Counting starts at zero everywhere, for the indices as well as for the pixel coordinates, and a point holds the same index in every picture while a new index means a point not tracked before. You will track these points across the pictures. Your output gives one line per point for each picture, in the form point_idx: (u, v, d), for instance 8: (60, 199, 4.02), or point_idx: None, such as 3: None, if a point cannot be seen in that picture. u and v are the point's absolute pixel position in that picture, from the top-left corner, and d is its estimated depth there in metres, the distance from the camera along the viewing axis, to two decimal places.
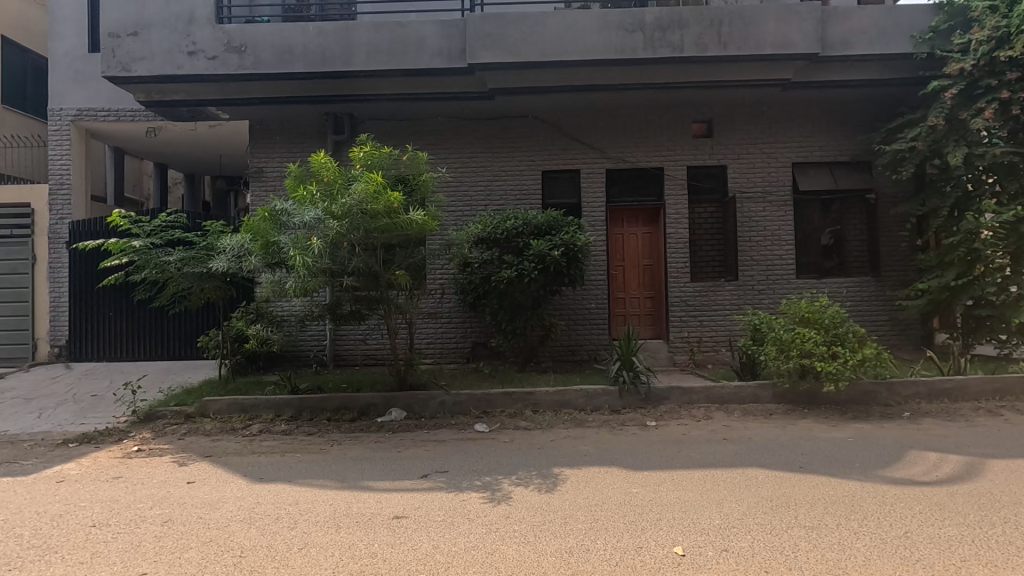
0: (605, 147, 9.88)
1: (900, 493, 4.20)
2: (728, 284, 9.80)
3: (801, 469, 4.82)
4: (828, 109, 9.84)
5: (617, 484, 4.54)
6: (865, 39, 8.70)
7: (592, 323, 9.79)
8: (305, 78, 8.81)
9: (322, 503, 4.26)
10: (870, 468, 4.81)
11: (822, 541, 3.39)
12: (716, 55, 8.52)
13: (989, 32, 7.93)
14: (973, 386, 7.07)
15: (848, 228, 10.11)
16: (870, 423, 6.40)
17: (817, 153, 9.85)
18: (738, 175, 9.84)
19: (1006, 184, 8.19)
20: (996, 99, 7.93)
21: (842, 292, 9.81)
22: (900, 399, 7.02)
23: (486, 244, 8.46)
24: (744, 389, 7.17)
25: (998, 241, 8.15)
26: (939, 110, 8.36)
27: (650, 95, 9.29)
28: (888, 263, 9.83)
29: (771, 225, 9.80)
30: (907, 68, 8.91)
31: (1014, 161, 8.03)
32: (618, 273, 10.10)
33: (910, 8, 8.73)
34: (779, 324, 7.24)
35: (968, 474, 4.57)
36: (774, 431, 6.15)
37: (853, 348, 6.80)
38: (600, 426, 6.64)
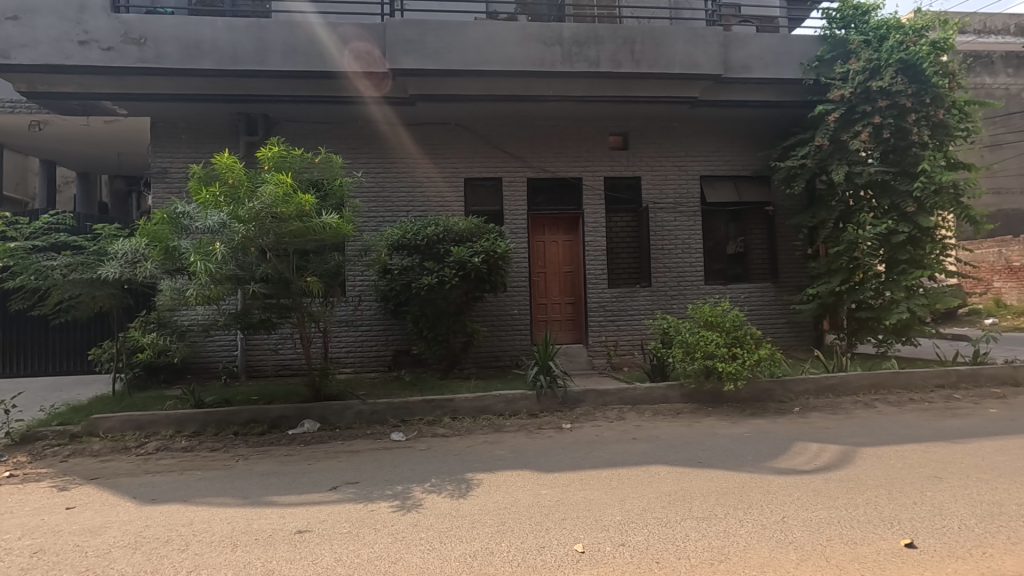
0: (527, 156, 10.08)
1: (783, 482, 4.57)
2: (643, 290, 10.26)
3: (699, 464, 5.12)
4: (733, 127, 10.55)
5: (528, 486, 4.65)
6: (761, 64, 9.47)
7: (514, 329, 9.93)
8: (214, 76, 8.38)
9: (221, 522, 4.04)
10: (760, 460, 5.19)
11: (710, 530, 3.63)
12: (630, 72, 8.95)
13: (864, 64, 8.90)
14: (853, 381, 7.82)
15: (751, 238, 10.88)
16: (766, 418, 6.91)
17: (722, 167, 10.54)
18: (651, 187, 10.34)
19: (880, 200, 9.13)
20: (871, 123, 8.85)
21: (745, 297, 10.54)
22: (792, 395, 7.63)
23: (406, 250, 8.40)
24: (654, 390, 7.55)
25: (875, 251, 9.05)
26: (824, 131, 9.22)
27: (569, 107, 9.59)
28: (785, 270, 10.67)
29: (681, 235, 10.36)
30: (799, 91, 9.76)
31: (886, 179, 8.98)
32: (540, 279, 10.30)
33: (801, 38, 9.57)
34: (685, 328, 7.67)
35: (842, 461, 5.06)
36: (680, 429, 6.50)
37: (751, 349, 7.30)
38: (518, 430, 6.75)
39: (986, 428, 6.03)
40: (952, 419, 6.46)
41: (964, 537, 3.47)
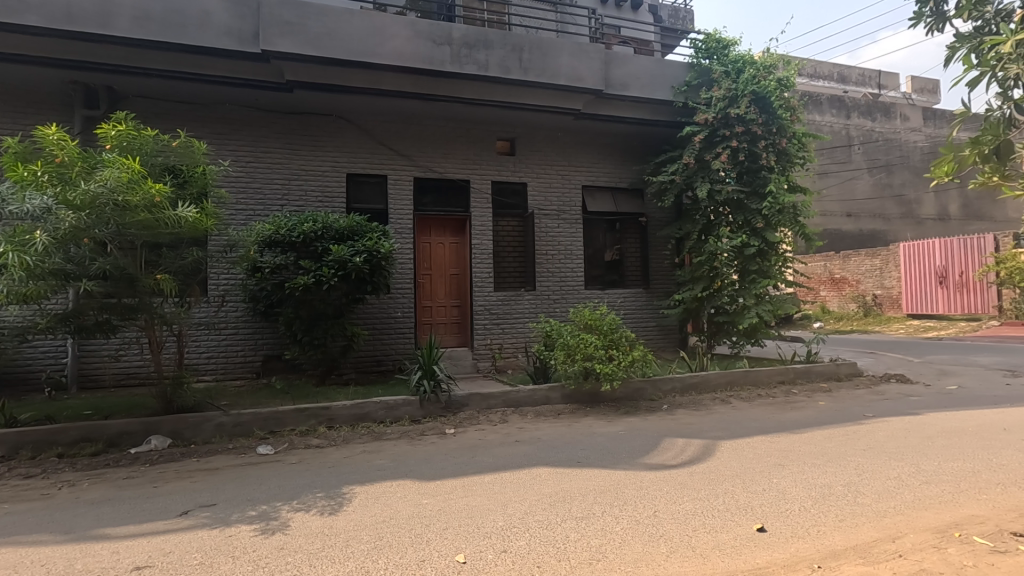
0: (414, 155, 9.82)
1: (654, 477, 4.85)
2: (527, 294, 10.44)
3: (579, 463, 5.28)
4: (613, 140, 11.13)
5: (408, 496, 4.46)
6: (637, 84, 10.17)
7: (397, 332, 9.60)
8: (41, 35, 7.12)
9: (33, 565, 3.37)
10: (634, 457, 5.47)
11: (589, 529, 3.72)
12: (517, 79, 9.13)
13: (724, 92, 9.83)
14: (711, 379, 8.59)
15: (627, 246, 11.53)
16: (638, 416, 7.32)
17: (602, 178, 11.07)
18: (536, 193, 10.58)
19: (735, 216, 10.15)
20: (729, 146, 9.82)
21: (620, 302, 11.17)
22: (661, 394, 8.18)
23: (279, 247, 7.79)
24: (536, 392, 7.72)
25: (731, 262, 10.04)
26: (691, 151, 10.08)
27: (458, 108, 9.48)
28: (655, 277, 11.47)
29: (564, 241, 10.72)
30: (670, 113, 10.57)
31: (741, 198, 10.01)
32: (425, 281, 10.07)
33: (671, 63, 10.39)
34: (567, 330, 7.92)
35: (704, 454, 5.49)
36: (560, 430, 6.67)
37: (626, 351, 7.69)
38: (399, 437, 6.49)
39: (817, 418, 6.90)
40: (790, 412, 7.33)
41: (803, 518, 3.90)
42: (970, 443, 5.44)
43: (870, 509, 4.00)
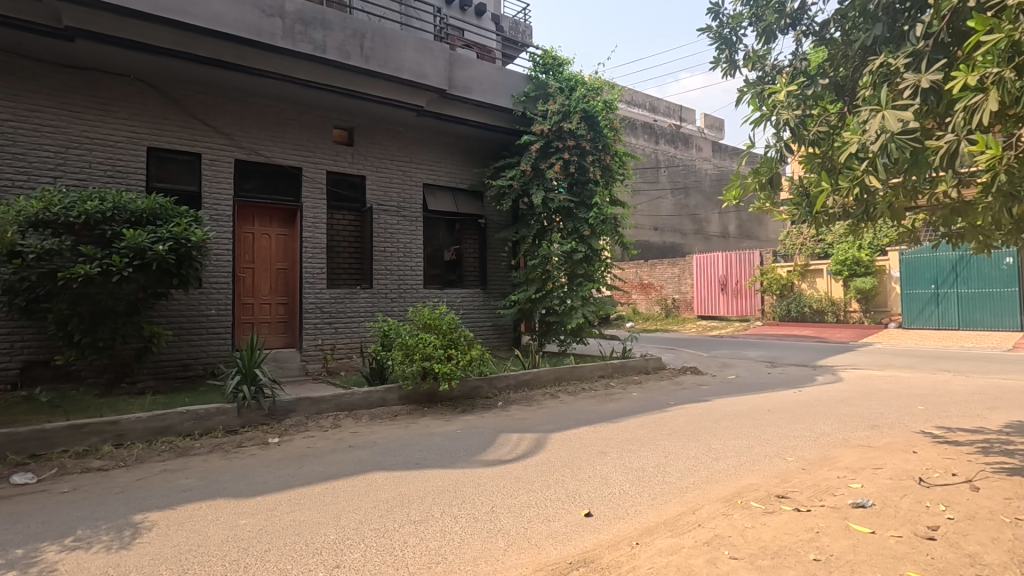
0: (235, 134, 8.77)
1: (491, 472, 4.95)
2: (363, 292, 9.97)
3: (416, 465, 5.17)
4: (455, 141, 11.18)
5: (222, 518, 3.92)
6: (480, 88, 10.38)
7: (210, 332, 8.46)
8: None
9: None
10: (471, 454, 5.53)
11: (427, 532, 3.65)
12: (358, 66, 8.69)
13: (558, 107, 10.47)
14: (543, 375, 9.09)
15: (466, 247, 11.66)
16: (475, 414, 7.43)
17: (444, 178, 11.05)
18: (375, 188, 10.16)
19: (565, 223, 10.90)
20: (562, 157, 10.50)
21: (458, 301, 11.27)
22: (496, 391, 8.42)
23: (49, 229, 6.37)
24: (372, 394, 7.41)
25: (560, 265, 10.76)
26: (528, 159, 10.58)
27: (289, 89, 8.70)
28: (493, 278, 11.79)
29: (403, 238, 10.46)
30: (510, 120, 10.98)
31: (570, 206, 10.76)
32: (246, 275, 9.06)
33: (512, 73, 10.82)
34: (405, 330, 7.73)
35: (536, 448, 5.76)
36: (397, 431, 6.48)
37: (465, 350, 7.72)
38: (211, 451, 5.71)
39: (631, 408, 7.70)
40: (610, 403, 8.08)
41: (622, 499, 4.30)
42: (746, 423, 6.52)
43: (676, 486, 4.56)
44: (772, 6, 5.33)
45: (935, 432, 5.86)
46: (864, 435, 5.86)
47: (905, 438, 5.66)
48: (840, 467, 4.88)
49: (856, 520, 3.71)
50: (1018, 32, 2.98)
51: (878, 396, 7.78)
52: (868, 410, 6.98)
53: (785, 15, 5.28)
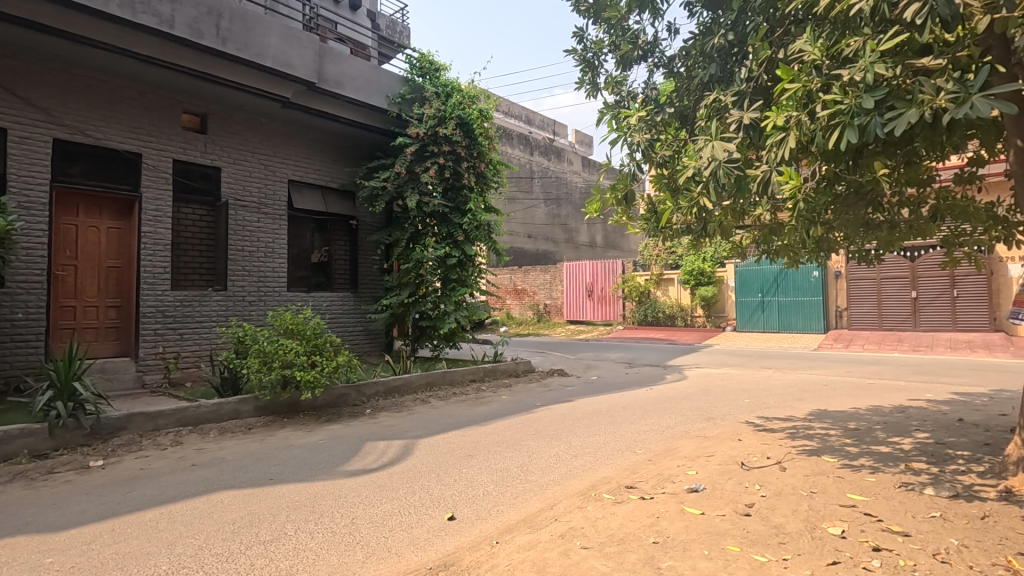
0: (56, 110, 7.57)
1: (354, 483, 4.78)
2: (215, 294, 9.08)
3: (270, 481, 4.82)
4: (325, 137, 10.66)
5: (22, 558, 3.34)
6: (352, 85, 10.02)
7: (16, 340, 7.18)
8: None
9: None
10: (333, 465, 5.28)
11: (278, 552, 3.42)
12: (213, 48, 7.93)
13: (434, 111, 10.44)
14: (413, 381, 8.97)
15: (336, 248, 11.14)
16: (340, 423, 7.11)
17: (312, 175, 10.47)
18: (232, 181, 9.33)
19: (439, 228, 10.88)
20: (437, 162, 10.47)
21: (325, 305, 10.73)
22: (364, 398, 8.15)
23: None
24: (223, 405, 6.80)
25: (434, 270, 10.71)
26: (402, 161, 10.41)
27: (128, 64, 7.70)
28: (363, 281, 11.41)
29: (264, 237, 9.72)
30: (384, 120, 10.73)
31: (445, 211, 10.76)
32: (65, 273, 7.83)
33: (387, 73, 10.60)
34: (263, 336, 7.18)
35: (403, 455, 5.67)
36: (251, 445, 6.00)
37: (330, 356, 7.35)
38: (12, 480, 4.84)
39: (500, 410, 7.89)
40: (480, 406, 8.20)
41: (486, 500, 4.38)
42: (603, 421, 7.01)
43: (537, 484, 4.75)
44: (628, 37, 5.82)
45: (756, 421, 6.75)
46: (701, 427, 6.58)
47: (733, 428, 6.46)
48: (680, 456, 5.43)
49: (690, 503, 4.15)
50: (811, 83, 3.54)
51: (714, 392, 8.78)
52: (706, 404, 7.85)
53: (639, 46, 5.79)
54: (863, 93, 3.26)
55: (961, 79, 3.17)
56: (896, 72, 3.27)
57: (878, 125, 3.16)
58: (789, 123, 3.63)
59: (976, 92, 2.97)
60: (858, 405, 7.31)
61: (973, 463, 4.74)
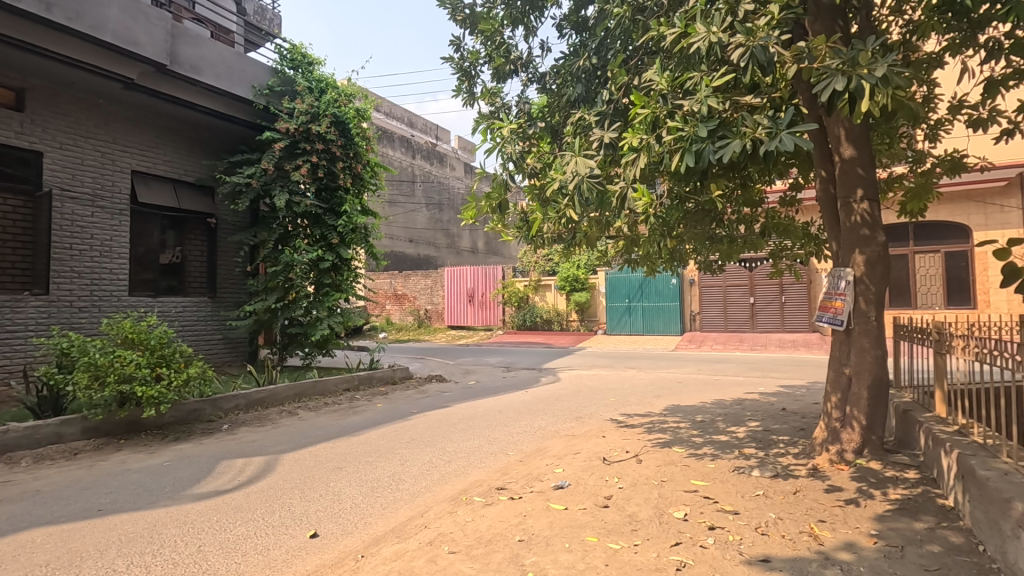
0: None
1: (204, 506, 4.37)
2: (33, 299, 7.82)
3: (100, 512, 4.24)
4: (177, 126, 9.64)
5: None
6: (212, 71, 9.17)
7: None
8: None
9: None
10: (180, 489, 4.79)
11: None
12: (34, 15, 6.82)
13: (306, 107, 9.89)
14: (280, 393, 8.41)
15: (190, 249, 10.12)
16: (191, 441, 6.45)
17: (160, 166, 9.42)
18: (58, 169, 8.10)
19: (312, 230, 10.31)
20: (309, 160, 9.92)
21: (176, 312, 9.70)
22: (221, 413, 7.48)
23: None
24: (39, 429, 5.87)
25: (305, 274, 10.12)
26: (270, 157, 9.75)
27: None
28: (223, 285, 10.49)
29: (100, 234, 8.54)
30: (248, 112, 9.96)
31: (318, 213, 10.23)
32: None
33: (253, 62, 9.86)
34: (95, 347, 6.30)
35: (264, 472, 5.29)
36: (76, 473, 5.23)
37: (179, 368, 6.63)
38: None
39: (374, 419, 7.66)
40: (352, 416, 7.90)
41: (353, 513, 4.24)
42: (478, 425, 7.10)
43: (408, 492, 4.69)
44: (501, 50, 6.00)
45: (619, 418, 7.27)
46: (570, 426, 6.93)
47: (599, 425, 6.89)
48: (549, 456, 5.67)
49: (555, 500, 4.34)
50: (658, 110, 3.92)
51: (584, 393, 9.30)
52: (575, 405, 8.28)
53: (512, 61, 6.00)
54: (699, 123, 3.67)
55: (774, 117, 3.71)
56: (725, 106, 3.74)
57: (711, 151, 3.58)
58: (641, 144, 3.97)
59: (784, 128, 3.48)
60: (704, 400, 8.16)
61: (790, 446, 5.53)
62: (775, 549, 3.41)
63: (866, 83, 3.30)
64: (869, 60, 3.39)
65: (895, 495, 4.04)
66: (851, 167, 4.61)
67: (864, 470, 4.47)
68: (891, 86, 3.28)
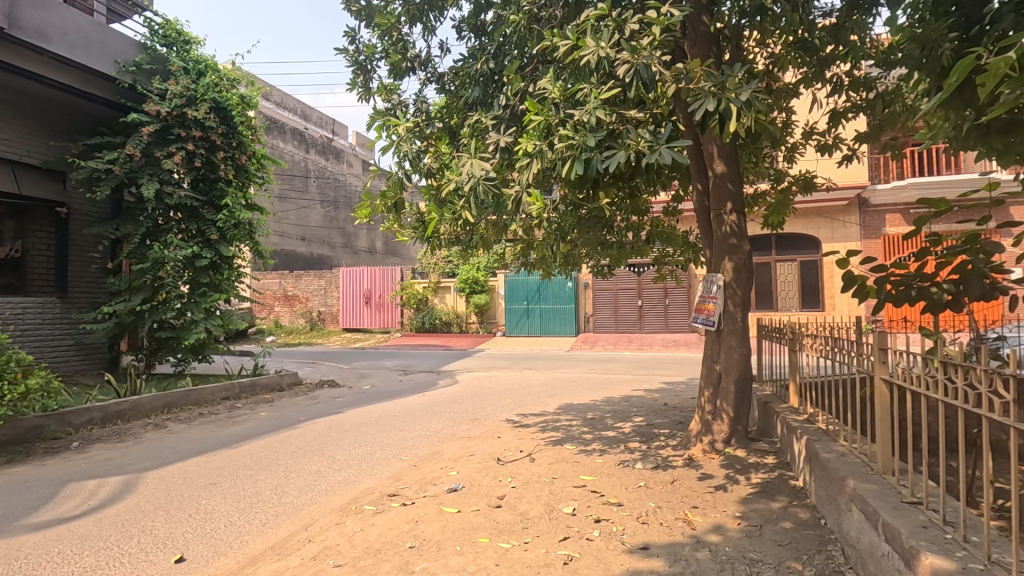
0: None
1: (44, 538, 3.82)
2: None
3: None
4: (18, 99, 8.37)
5: None
6: (65, 40, 8.07)
7: None
8: None
9: None
10: (13, 519, 4.14)
11: None
12: None
13: (181, 89, 9.00)
14: (145, 403, 7.59)
15: (35, 241, 8.86)
16: (29, 463, 5.61)
17: None
18: None
19: (187, 224, 9.39)
20: (184, 147, 9.04)
21: (15, 314, 8.45)
22: (70, 429, 6.59)
23: None
24: None
25: (178, 273, 9.18)
26: (136, 142, 8.76)
27: None
28: (76, 284, 9.29)
29: None
30: (110, 90, 8.86)
31: (194, 205, 9.33)
32: None
33: (116, 34, 8.83)
34: None
35: (121, 493, 4.72)
36: None
37: (16, 380, 5.73)
38: None
39: (256, 429, 7.15)
40: (231, 426, 7.31)
41: (227, 532, 3.92)
42: (371, 431, 6.87)
43: (291, 505, 4.42)
44: (398, 47, 5.86)
45: (514, 418, 7.39)
46: (465, 428, 6.92)
47: (495, 426, 6.95)
48: (444, 459, 5.61)
49: (448, 503, 4.31)
50: (551, 118, 4.04)
51: (481, 394, 9.35)
52: (472, 406, 8.28)
53: (409, 58, 5.89)
54: (589, 133, 3.84)
55: (655, 132, 3.97)
56: (612, 119, 3.94)
57: (599, 161, 3.75)
58: (534, 151, 4.07)
59: (664, 143, 3.73)
60: (595, 398, 8.53)
61: (669, 438, 5.94)
62: (653, 536, 3.64)
63: (733, 106, 3.64)
64: (736, 85, 3.74)
65: (756, 479, 4.49)
66: (722, 182, 5.06)
67: (731, 458, 4.91)
68: (753, 110, 3.65)
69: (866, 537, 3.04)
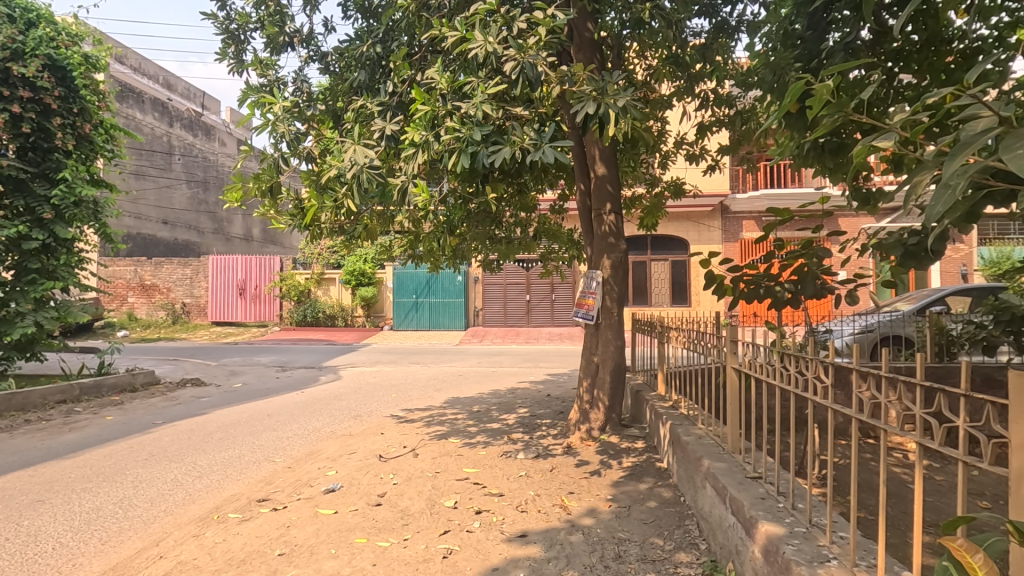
0: None
1: None
2: None
3: None
4: None
5: None
6: None
7: None
8: None
9: None
10: None
11: None
12: None
13: (3, 40, 7.64)
14: None
15: None
16: None
17: None
18: None
19: (11, 199, 8.12)
20: (6, 110, 7.68)
21: None
22: None
23: None
24: None
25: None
26: None
27: None
28: None
29: None
30: None
31: (21, 177, 8.01)
32: None
33: None
34: None
35: None
36: None
37: None
38: None
39: (99, 436, 6.31)
40: (67, 434, 6.38)
41: (55, 556, 3.42)
42: (240, 432, 6.35)
43: (141, 519, 3.96)
44: (275, 18, 5.44)
45: (399, 414, 7.24)
46: (347, 425, 6.65)
47: (378, 422, 6.75)
48: (322, 458, 5.35)
49: (324, 505, 4.10)
50: (437, 109, 4.01)
51: (365, 390, 9.02)
52: (354, 403, 7.99)
53: (288, 32, 5.50)
54: (474, 127, 3.85)
55: (539, 131, 4.05)
56: (497, 115, 4.00)
57: (484, 155, 3.76)
58: (420, 141, 4.00)
59: (547, 142, 3.82)
60: (481, 391, 8.62)
61: (550, 428, 6.16)
62: (531, 523, 3.76)
63: (611, 111, 3.81)
64: (614, 92, 3.93)
65: (627, 463, 4.80)
66: (602, 183, 5.32)
67: (605, 444, 5.21)
68: (629, 116, 3.86)
69: (716, 510, 3.37)
